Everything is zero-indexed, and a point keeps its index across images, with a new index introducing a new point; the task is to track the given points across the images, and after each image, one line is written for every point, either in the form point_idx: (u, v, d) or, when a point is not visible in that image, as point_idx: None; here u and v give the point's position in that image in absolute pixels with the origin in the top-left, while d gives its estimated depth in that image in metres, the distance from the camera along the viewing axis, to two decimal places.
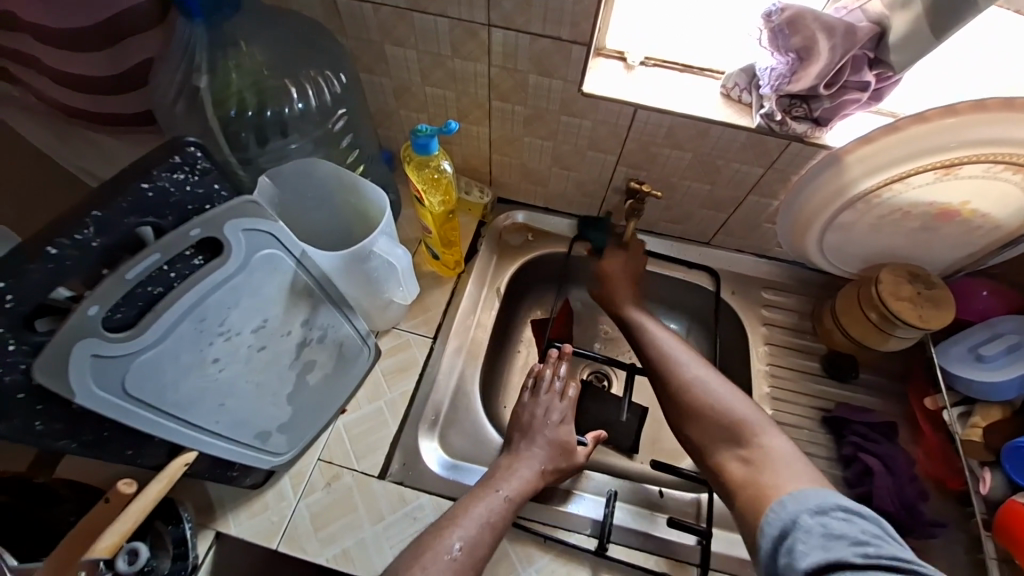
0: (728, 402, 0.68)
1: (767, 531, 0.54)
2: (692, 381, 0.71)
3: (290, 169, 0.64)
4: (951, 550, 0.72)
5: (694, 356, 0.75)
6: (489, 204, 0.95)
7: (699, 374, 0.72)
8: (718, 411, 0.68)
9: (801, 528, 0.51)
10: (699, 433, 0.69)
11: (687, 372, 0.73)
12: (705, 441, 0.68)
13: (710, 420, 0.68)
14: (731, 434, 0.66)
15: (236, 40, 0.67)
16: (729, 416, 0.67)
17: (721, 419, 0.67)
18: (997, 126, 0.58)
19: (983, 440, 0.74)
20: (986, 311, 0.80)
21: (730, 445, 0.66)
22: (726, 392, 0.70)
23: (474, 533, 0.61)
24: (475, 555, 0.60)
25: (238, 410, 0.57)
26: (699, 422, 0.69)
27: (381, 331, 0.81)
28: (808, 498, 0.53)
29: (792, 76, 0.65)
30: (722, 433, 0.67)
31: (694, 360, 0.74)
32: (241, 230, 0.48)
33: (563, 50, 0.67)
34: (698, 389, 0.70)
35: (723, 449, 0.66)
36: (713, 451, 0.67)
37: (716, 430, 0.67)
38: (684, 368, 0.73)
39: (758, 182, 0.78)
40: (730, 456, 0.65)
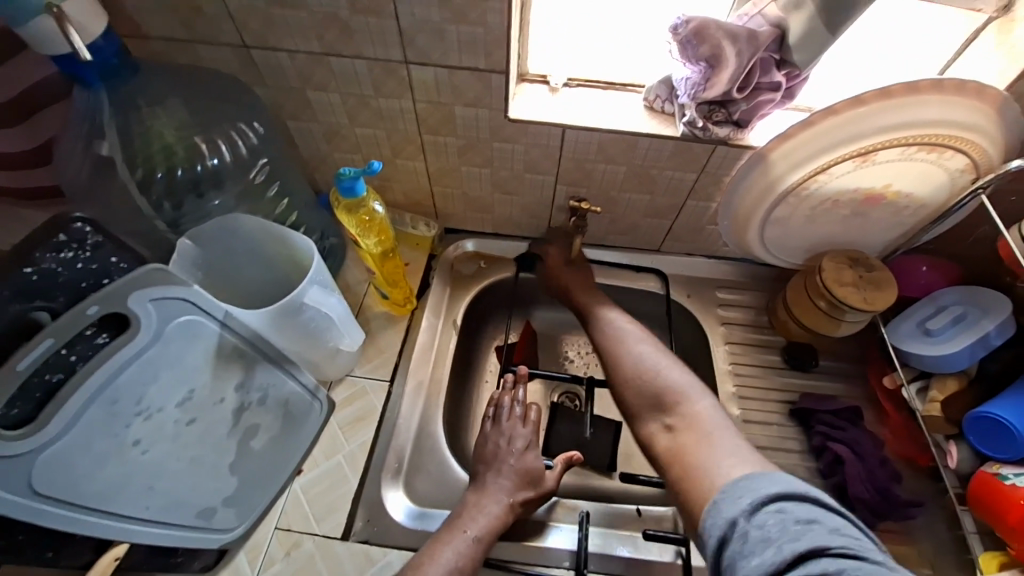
0: (661, 369, 0.69)
1: (709, 540, 0.48)
2: (630, 353, 0.73)
3: (209, 228, 0.61)
4: (930, 529, 0.72)
5: (631, 325, 0.77)
6: (436, 236, 0.93)
7: (633, 340, 0.74)
8: (650, 378, 0.69)
9: (736, 534, 0.45)
10: (634, 400, 0.69)
11: (625, 345, 0.74)
12: (636, 407, 0.68)
13: (642, 386, 0.68)
14: (658, 401, 0.66)
15: (136, 100, 0.64)
16: (660, 383, 0.67)
17: (652, 384, 0.68)
18: (901, 112, 0.60)
19: (943, 414, 0.73)
20: (929, 286, 0.81)
21: (659, 411, 0.66)
22: (661, 361, 0.70)
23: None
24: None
25: (173, 490, 0.53)
26: (632, 389, 0.69)
27: (335, 381, 0.78)
28: (740, 495, 0.48)
29: (706, 83, 0.66)
30: (652, 399, 0.67)
31: (630, 331, 0.76)
32: (151, 301, 0.45)
33: (483, 80, 0.67)
34: (637, 360, 0.71)
35: (651, 417, 0.66)
36: (644, 421, 0.66)
37: (648, 397, 0.67)
38: (628, 346, 0.73)
39: (694, 187, 0.79)
40: (657, 426, 0.65)
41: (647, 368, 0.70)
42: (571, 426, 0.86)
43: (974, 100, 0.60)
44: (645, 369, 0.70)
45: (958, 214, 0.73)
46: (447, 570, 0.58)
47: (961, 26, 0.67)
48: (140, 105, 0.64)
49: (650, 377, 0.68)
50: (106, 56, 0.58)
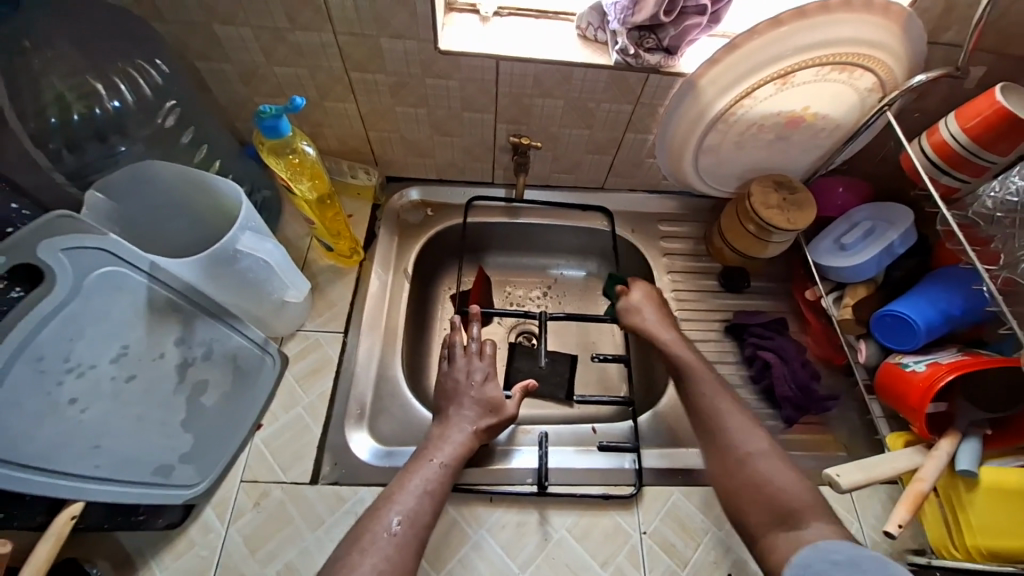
0: (782, 478, 0.61)
1: (792, 563, 0.54)
2: (745, 452, 0.64)
3: (120, 176, 0.57)
4: (846, 418, 0.82)
5: (738, 414, 0.67)
6: (378, 185, 0.91)
7: (744, 428, 0.66)
8: (771, 484, 0.60)
9: (828, 562, 0.51)
10: (750, 509, 0.60)
11: (733, 441, 0.65)
12: (755, 516, 0.59)
13: (762, 494, 0.60)
14: (785, 512, 0.58)
15: (20, 40, 0.58)
16: (783, 492, 0.59)
17: (773, 492, 0.60)
18: (813, 31, 0.63)
19: (854, 317, 0.81)
20: (845, 206, 0.88)
21: (783, 528, 0.58)
22: (780, 468, 0.62)
23: (414, 503, 0.60)
24: (418, 528, 0.59)
25: (124, 448, 0.52)
26: (750, 496, 0.61)
27: (286, 337, 0.77)
28: (840, 542, 0.53)
29: (634, 7, 0.67)
30: (773, 513, 0.59)
31: (739, 418, 0.67)
32: (62, 251, 0.42)
33: (406, 7, 0.64)
34: (751, 462, 0.63)
35: (775, 535, 0.57)
36: (766, 536, 0.58)
37: (770, 508, 0.59)
38: (739, 439, 0.65)
39: (631, 119, 0.81)
40: (785, 545, 0.56)
41: (763, 470, 0.61)
42: (527, 361, 0.90)
43: (879, 17, 0.63)
44: (765, 475, 0.61)
45: (867, 136, 0.78)
46: (416, 493, 0.61)
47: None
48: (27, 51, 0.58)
49: (775, 488, 0.60)
50: None
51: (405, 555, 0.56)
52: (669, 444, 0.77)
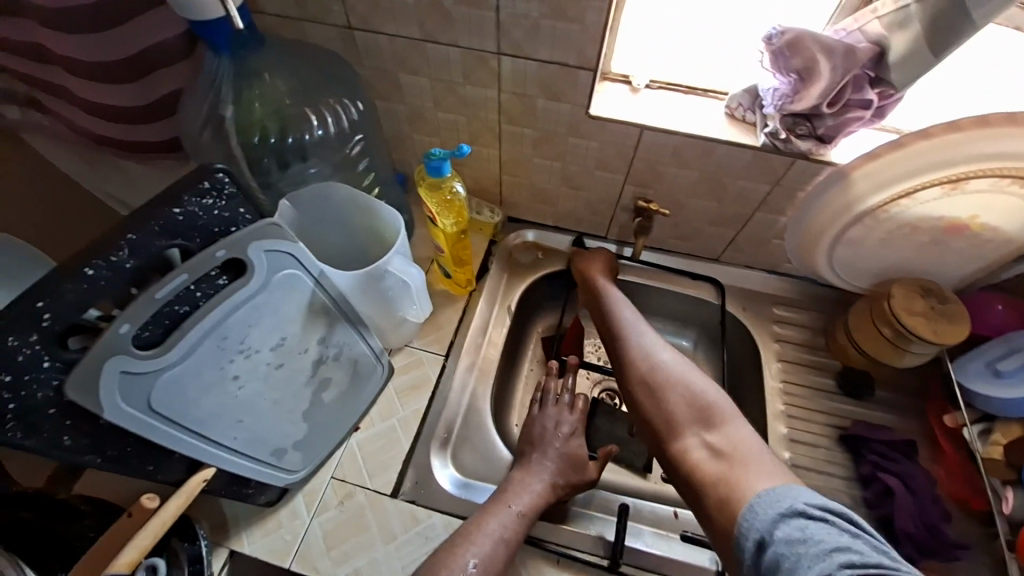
0: (693, 383, 0.67)
1: (745, 545, 0.49)
2: (659, 364, 0.70)
3: (308, 192, 0.66)
4: (976, 572, 0.70)
5: (653, 336, 0.74)
6: (499, 224, 0.96)
7: (656, 346, 0.73)
8: (688, 391, 0.66)
9: (779, 539, 0.46)
10: (669, 413, 0.65)
11: (650, 354, 0.72)
12: (673, 418, 0.64)
13: (681, 399, 0.65)
14: (700, 418, 0.63)
15: (259, 71, 0.70)
16: (699, 395, 0.65)
17: (690, 399, 0.65)
18: (995, 142, 0.59)
19: (1004, 459, 0.71)
20: (1002, 326, 0.78)
21: (698, 427, 0.62)
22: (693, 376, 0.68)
23: (488, 549, 0.60)
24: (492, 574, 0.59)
25: (257, 426, 0.58)
26: (665, 403, 0.66)
27: (394, 350, 0.82)
28: (773, 502, 0.50)
29: (795, 95, 0.66)
30: (690, 413, 0.64)
31: (654, 340, 0.74)
32: (264, 251, 0.50)
33: (570, 75, 0.69)
34: (665, 371, 0.69)
35: (693, 432, 0.62)
36: (683, 435, 0.63)
37: (687, 411, 0.64)
38: (656, 354, 0.71)
39: (765, 199, 0.79)
40: (697, 443, 0.61)
41: (678, 379, 0.67)
42: (611, 422, 0.88)
43: None
44: (681, 384, 0.67)
45: None
46: (498, 538, 0.62)
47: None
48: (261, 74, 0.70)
49: (689, 396, 0.65)
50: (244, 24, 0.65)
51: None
52: None
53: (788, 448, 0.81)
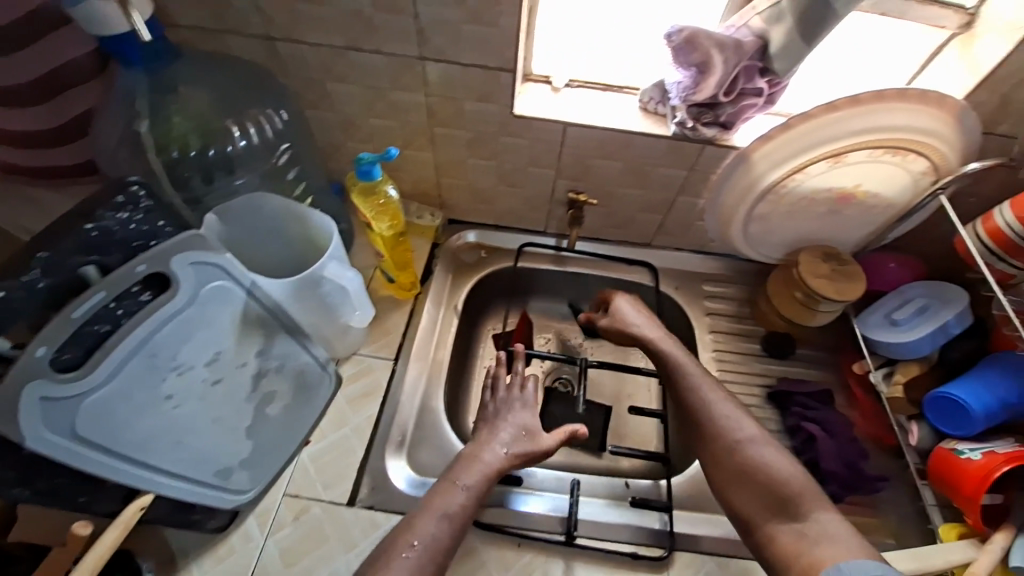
0: (776, 464, 0.66)
1: None
2: (740, 443, 0.69)
3: (237, 204, 0.64)
4: (897, 502, 0.78)
5: (737, 410, 0.72)
6: (440, 226, 0.98)
7: (729, 418, 0.71)
8: (769, 473, 0.66)
9: None
10: (752, 498, 0.65)
11: (732, 431, 0.70)
12: (753, 505, 0.65)
13: (761, 483, 0.65)
14: (783, 502, 0.63)
15: (175, 85, 0.69)
16: (786, 483, 0.65)
17: (772, 482, 0.65)
18: (866, 117, 0.67)
19: (905, 396, 0.80)
20: (896, 281, 0.87)
21: (783, 514, 0.63)
22: (774, 454, 0.68)
23: (434, 528, 0.61)
24: (442, 546, 0.60)
25: (198, 446, 0.57)
26: (747, 488, 0.66)
27: (342, 359, 0.82)
28: (863, 567, 0.53)
29: (696, 87, 0.72)
30: (774, 501, 0.64)
31: (728, 410, 0.72)
32: (190, 264, 0.49)
33: (493, 77, 0.72)
34: (749, 450, 0.68)
35: (777, 521, 0.63)
36: (766, 523, 0.64)
37: (769, 497, 0.64)
38: (734, 431, 0.70)
39: (683, 184, 0.85)
40: (783, 529, 0.62)
41: (763, 462, 0.66)
42: (564, 408, 0.91)
43: (936, 108, 0.66)
44: (762, 465, 0.66)
45: (929, 208, 0.77)
46: (450, 515, 0.63)
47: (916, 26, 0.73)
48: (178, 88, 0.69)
49: (775, 481, 0.65)
50: (154, 37, 0.64)
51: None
52: (705, 508, 0.75)
53: None
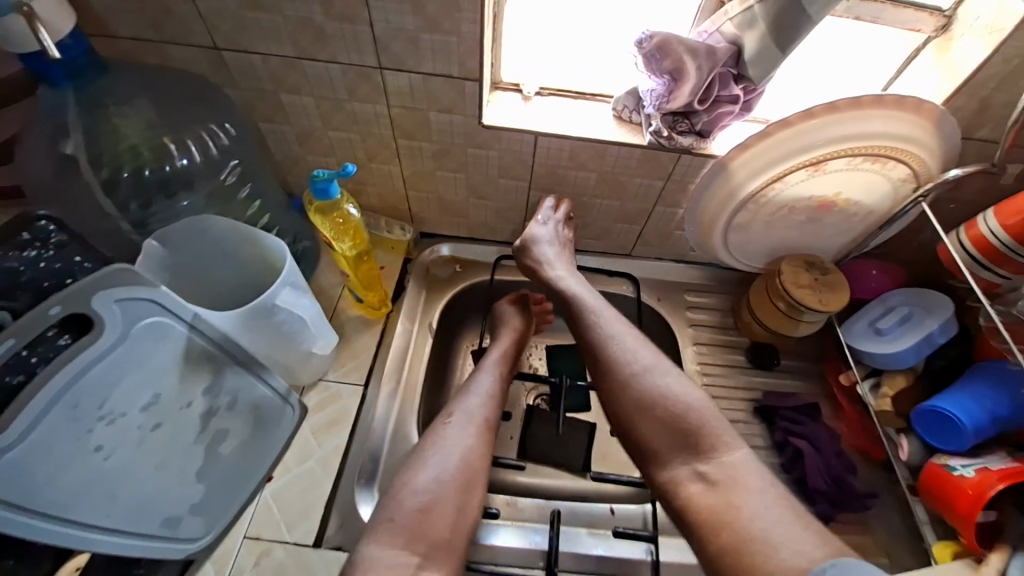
0: (675, 395, 0.65)
1: None
2: (635, 377, 0.67)
3: (178, 229, 0.60)
4: (886, 517, 0.77)
5: (635, 341, 0.71)
6: (412, 240, 0.94)
7: (626, 350, 0.70)
8: (668, 405, 0.65)
9: None
10: (653, 434, 0.65)
11: (628, 364, 0.69)
12: (656, 445, 0.64)
13: (660, 418, 0.64)
14: (687, 440, 0.63)
15: (103, 101, 0.64)
16: (688, 418, 0.63)
17: (674, 416, 0.64)
18: (845, 125, 0.65)
19: (894, 408, 0.78)
20: (879, 288, 0.86)
21: (685, 450, 0.62)
22: (676, 384, 0.67)
23: (469, 440, 0.69)
24: (474, 454, 0.68)
25: (137, 496, 0.53)
26: (652, 421, 0.65)
27: (308, 386, 0.77)
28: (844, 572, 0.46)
29: (670, 95, 0.69)
30: (675, 437, 0.63)
31: (630, 343, 0.71)
32: (115, 301, 0.45)
33: (457, 87, 0.69)
34: (646, 386, 0.67)
35: (679, 459, 0.62)
36: (670, 462, 0.63)
37: (670, 434, 0.63)
38: (627, 364, 0.68)
39: (661, 194, 0.83)
40: (686, 470, 0.61)
41: (658, 392, 0.66)
42: (546, 427, 0.87)
43: (913, 114, 0.64)
44: (660, 398, 0.65)
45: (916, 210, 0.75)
46: (475, 428, 0.71)
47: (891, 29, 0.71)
48: (105, 104, 0.64)
49: (677, 415, 0.64)
50: (74, 55, 0.57)
51: (467, 479, 0.66)
52: None
53: None
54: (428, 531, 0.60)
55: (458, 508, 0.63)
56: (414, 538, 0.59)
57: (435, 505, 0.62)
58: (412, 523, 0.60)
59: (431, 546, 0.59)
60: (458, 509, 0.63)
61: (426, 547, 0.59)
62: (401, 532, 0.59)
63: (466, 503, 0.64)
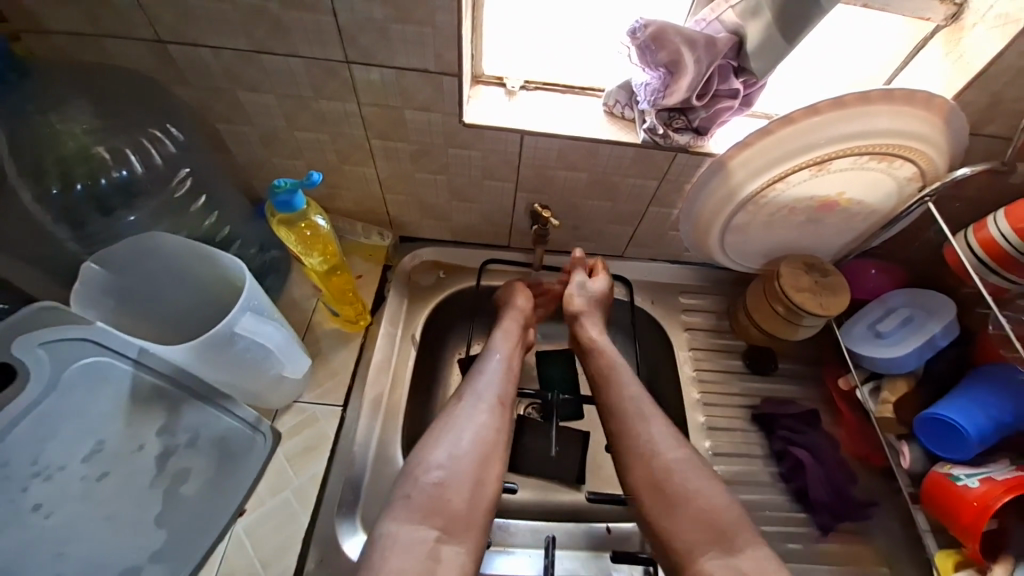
0: (710, 489, 0.61)
1: None
2: (666, 463, 0.63)
3: (121, 249, 0.55)
4: (886, 526, 0.75)
5: (659, 420, 0.68)
6: (392, 246, 0.88)
7: (655, 435, 0.66)
8: (698, 499, 0.60)
9: None
10: (681, 523, 0.59)
11: (659, 452, 0.65)
12: (687, 538, 0.58)
13: (692, 507, 0.60)
14: (715, 529, 0.58)
15: (26, 108, 0.58)
16: (713, 507, 0.60)
17: (700, 506, 0.60)
18: (852, 122, 0.61)
19: (895, 415, 0.76)
20: (877, 289, 0.83)
21: (716, 542, 0.57)
22: (703, 476, 0.63)
23: (482, 417, 0.66)
24: (488, 430, 0.65)
25: (87, 553, 0.48)
26: (681, 511, 0.60)
27: (282, 409, 0.70)
28: None
29: (666, 90, 0.64)
30: (706, 530, 0.58)
31: (658, 426, 0.67)
32: (39, 345, 0.43)
33: (434, 83, 0.62)
34: (676, 471, 0.63)
35: (711, 552, 0.57)
36: (698, 553, 0.57)
37: (701, 525, 0.58)
38: (658, 449, 0.65)
39: (655, 194, 0.78)
40: (716, 564, 0.55)
41: (691, 483, 0.61)
42: (539, 442, 0.83)
43: (923, 110, 0.61)
44: (691, 489, 0.61)
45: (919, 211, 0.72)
46: (489, 405, 0.68)
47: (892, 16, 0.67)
48: (30, 112, 0.58)
49: (705, 503, 0.60)
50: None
51: (484, 455, 0.63)
52: None
53: (709, 437, 0.81)
54: (446, 506, 0.58)
55: (480, 482, 0.61)
56: (430, 515, 0.57)
57: (452, 480, 0.60)
58: (430, 497, 0.58)
59: (450, 520, 0.57)
60: (477, 483, 0.61)
61: (445, 521, 0.57)
62: (417, 509, 0.57)
63: (485, 478, 0.61)
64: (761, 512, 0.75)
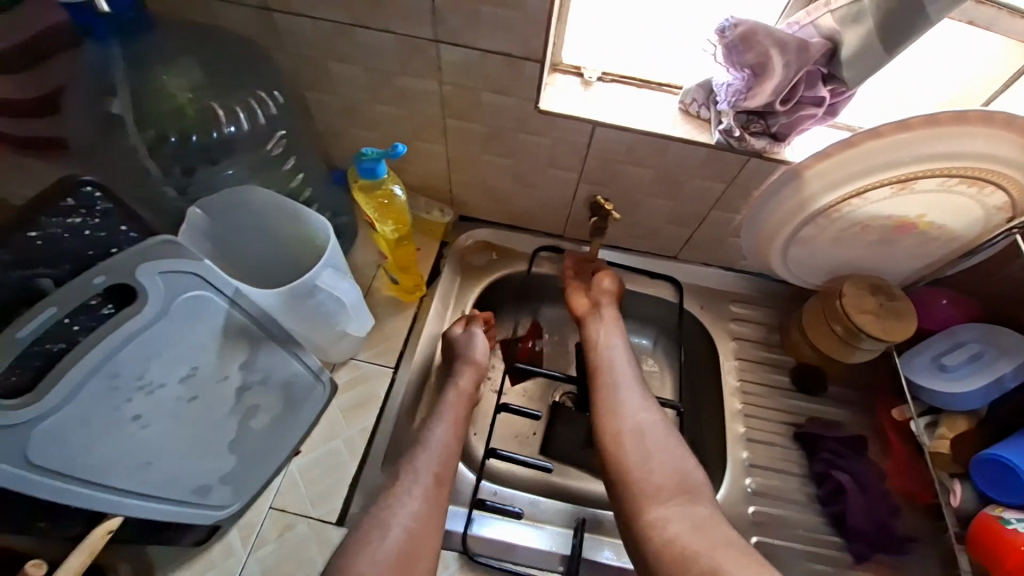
0: (670, 454, 0.66)
1: None
2: (638, 427, 0.69)
3: (221, 198, 0.60)
4: (926, 564, 0.72)
5: (631, 390, 0.73)
6: (450, 224, 0.91)
7: (628, 401, 0.71)
8: (661, 461, 0.66)
9: None
10: (643, 479, 0.64)
11: (626, 416, 0.70)
12: (656, 483, 0.64)
13: (657, 468, 0.65)
14: (681, 486, 0.63)
15: (150, 61, 0.64)
16: (686, 471, 0.65)
17: (663, 467, 0.65)
18: (946, 141, 0.58)
19: (952, 452, 0.74)
20: (947, 320, 0.79)
21: (679, 497, 0.62)
22: (669, 441, 0.68)
23: (415, 506, 0.61)
24: (420, 523, 0.60)
25: (171, 467, 0.54)
26: (646, 466, 0.65)
27: (338, 364, 0.75)
28: None
29: (748, 92, 0.64)
30: (675, 485, 0.63)
31: (633, 413, 0.70)
32: (159, 273, 0.45)
33: (515, 67, 0.64)
34: (643, 436, 0.68)
35: (670, 504, 0.62)
36: (647, 508, 0.62)
37: (673, 480, 0.64)
38: (625, 416, 0.70)
39: (720, 198, 0.77)
40: (676, 513, 0.61)
41: (654, 447, 0.67)
42: (572, 430, 0.84)
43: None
44: (653, 453, 0.66)
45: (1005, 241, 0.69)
46: (423, 487, 0.63)
47: (1000, 39, 0.64)
48: (150, 64, 0.64)
49: (668, 465, 0.65)
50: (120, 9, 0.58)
51: (409, 555, 0.58)
52: None
53: (745, 448, 0.80)
54: None
55: None
56: None
57: None
58: None
59: None
60: None
61: None
62: None
63: None
64: (790, 529, 0.75)
